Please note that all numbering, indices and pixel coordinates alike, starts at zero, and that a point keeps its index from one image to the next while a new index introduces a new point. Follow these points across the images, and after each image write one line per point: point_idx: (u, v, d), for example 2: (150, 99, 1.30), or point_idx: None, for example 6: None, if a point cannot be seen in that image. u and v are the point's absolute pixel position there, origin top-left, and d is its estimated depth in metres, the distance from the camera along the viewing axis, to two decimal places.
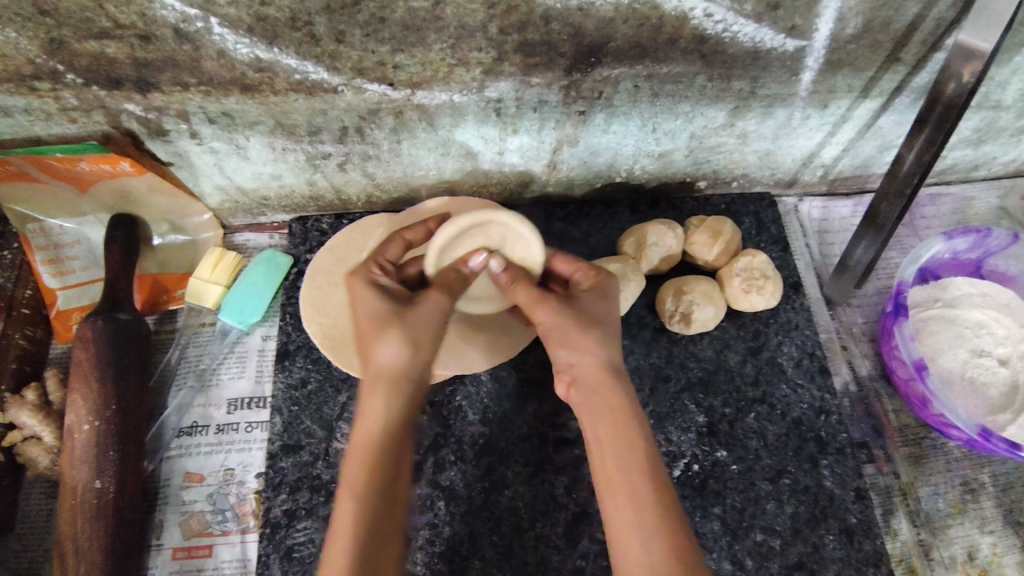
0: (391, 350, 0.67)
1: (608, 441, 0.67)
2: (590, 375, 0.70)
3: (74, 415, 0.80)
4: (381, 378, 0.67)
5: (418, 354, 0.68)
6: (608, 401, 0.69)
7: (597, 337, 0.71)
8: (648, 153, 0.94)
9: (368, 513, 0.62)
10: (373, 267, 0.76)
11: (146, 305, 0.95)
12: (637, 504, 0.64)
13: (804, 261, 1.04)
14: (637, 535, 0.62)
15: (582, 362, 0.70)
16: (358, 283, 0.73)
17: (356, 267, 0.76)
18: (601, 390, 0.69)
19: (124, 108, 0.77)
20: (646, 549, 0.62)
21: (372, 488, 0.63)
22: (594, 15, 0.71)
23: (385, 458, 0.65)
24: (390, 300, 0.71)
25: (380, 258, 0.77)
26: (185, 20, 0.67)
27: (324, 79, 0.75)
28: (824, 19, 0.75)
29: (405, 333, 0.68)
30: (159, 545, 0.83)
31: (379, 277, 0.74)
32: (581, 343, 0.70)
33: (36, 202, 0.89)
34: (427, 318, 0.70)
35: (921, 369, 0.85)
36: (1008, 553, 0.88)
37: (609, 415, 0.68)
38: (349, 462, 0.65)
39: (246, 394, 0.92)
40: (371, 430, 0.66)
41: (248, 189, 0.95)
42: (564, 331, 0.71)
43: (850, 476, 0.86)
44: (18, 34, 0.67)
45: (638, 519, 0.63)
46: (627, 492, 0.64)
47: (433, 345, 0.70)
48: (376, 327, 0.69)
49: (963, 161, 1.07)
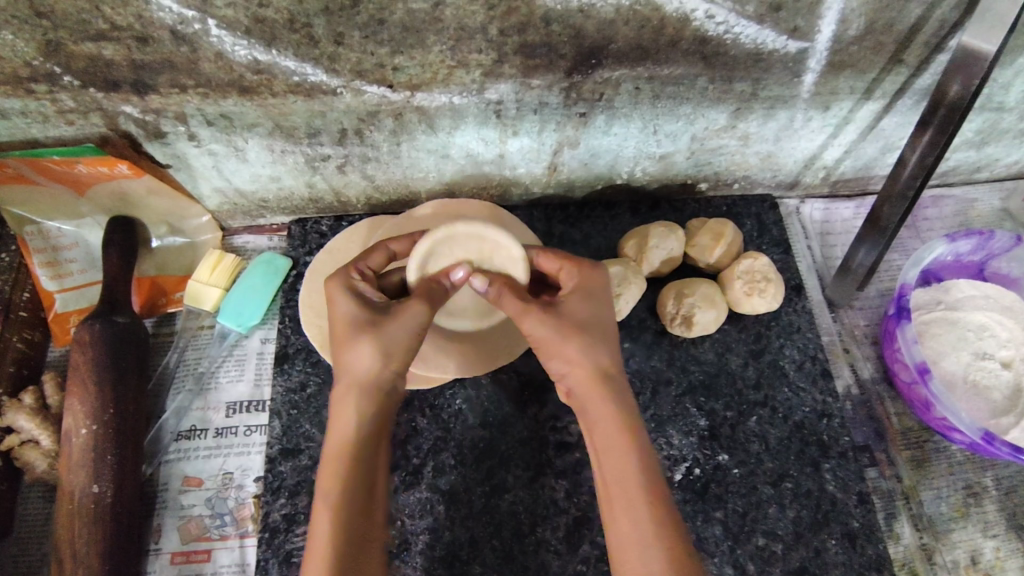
0: (363, 358, 0.68)
1: (604, 451, 0.68)
2: (581, 384, 0.70)
3: (72, 419, 0.80)
4: (352, 387, 0.68)
5: (388, 364, 0.69)
6: (599, 411, 0.69)
7: (581, 343, 0.70)
8: (649, 155, 0.94)
9: (342, 522, 0.64)
10: (353, 271, 0.74)
11: (145, 307, 0.94)
12: (635, 517, 0.64)
13: (806, 263, 1.03)
14: (636, 548, 0.63)
15: (570, 370, 0.70)
16: (337, 287, 0.72)
17: (335, 272, 0.74)
18: (591, 398, 0.69)
19: (122, 110, 0.77)
20: (647, 563, 0.62)
21: (345, 498, 0.65)
22: (594, 16, 0.70)
23: (357, 468, 0.67)
24: (366, 305, 0.70)
25: (361, 265, 0.76)
26: (182, 22, 0.66)
27: (323, 82, 0.75)
28: (826, 20, 0.74)
29: (378, 342, 0.68)
30: (157, 550, 0.82)
31: (358, 282, 0.73)
32: (564, 352, 0.70)
33: (35, 205, 0.89)
34: (401, 326, 0.69)
35: (924, 372, 0.85)
36: (1011, 557, 0.87)
37: (602, 425, 0.68)
38: (324, 472, 0.66)
39: (245, 397, 0.91)
40: (342, 442, 0.67)
41: (247, 191, 0.94)
42: (549, 342, 0.70)
43: (852, 480, 0.85)
44: (14, 37, 0.66)
45: (637, 531, 0.63)
46: (625, 505, 0.65)
47: (406, 354, 0.70)
48: (349, 334, 0.69)
49: (965, 163, 1.06)
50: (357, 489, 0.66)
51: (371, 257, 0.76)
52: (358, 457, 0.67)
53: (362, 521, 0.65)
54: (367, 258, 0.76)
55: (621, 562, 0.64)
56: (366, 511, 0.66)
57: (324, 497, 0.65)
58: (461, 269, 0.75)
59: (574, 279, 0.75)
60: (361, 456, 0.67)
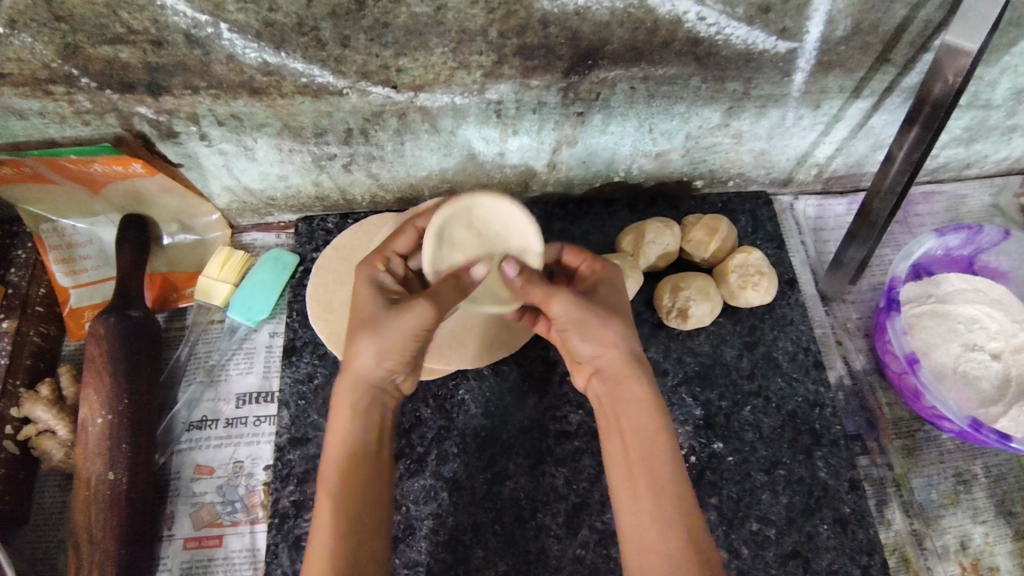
0: (364, 354, 0.70)
1: (631, 433, 0.71)
2: (616, 366, 0.73)
3: (88, 409, 0.83)
4: (350, 380, 0.71)
5: (388, 362, 0.71)
6: (628, 394, 0.72)
7: (619, 327, 0.73)
8: (646, 153, 0.96)
9: (344, 508, 0.67)
10: (380, 261, 0.78)
11: (157, 302, 0.97)
12: (657, 497, 0.67)
13: (800, 258, 1.06)
14: (656, 528, 0.66)
15: (604, 351, 0.73)
16: (361, 280, 0.76)
17: (365, 260, 0.79)
18: (624, 382, 0.73)
19: (137, 111, 0.80)
20: (666, 542, 0.65)
21: (345, 486, 0.69)
22: (591, 19, 0.73)
23: (357, 457, 0.70)
24: (384, 299, 0.73)
25: (389, 249, 0.80)
26: (196, 26, 0.69)
27: (329, 83, 0.78)
28: (814, 21, 0.77)
29: (378, 340, 0.70)
30: (170, 535, 0.85)
31: (380, 273, 0.77)
32: (599, 334, 0.72)
33: (49, 203, 0.92)
34: (403, 326, 0.70)
35: (914, 363, 0.87)
36: (1000, 542, 0.89)
37: (632, 407, 0.72)
38: (326, 461, 0.70)
39: (254, 389, 0.94)
40: (340, 438, 0.71)
41: (255, 189, 0.97)
42: (585, 322, 0.73)
43: (844, 467, 0.88)
44: (34, 40, 0.69)
45: (657, 509, 0.66)
46: (651, 488, 0.68)
47: (406, 354, 0.72)
48: (355, 329, 0.72)
49: (955, 160, 1.09)
50: (357, 481, 0.69)
51: (400, 239, 0.81)
52: (356, 443, 0.71)
53: (362, 507, 0.69)
54: (394, 241, 0.80)
55: (639, 545, 0.66)
56: (366, 496, 0.69)
57: (323, 487, 0.69)
58: (479, 266, 0.78)
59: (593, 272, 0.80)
60: (362, 441, 0.71)
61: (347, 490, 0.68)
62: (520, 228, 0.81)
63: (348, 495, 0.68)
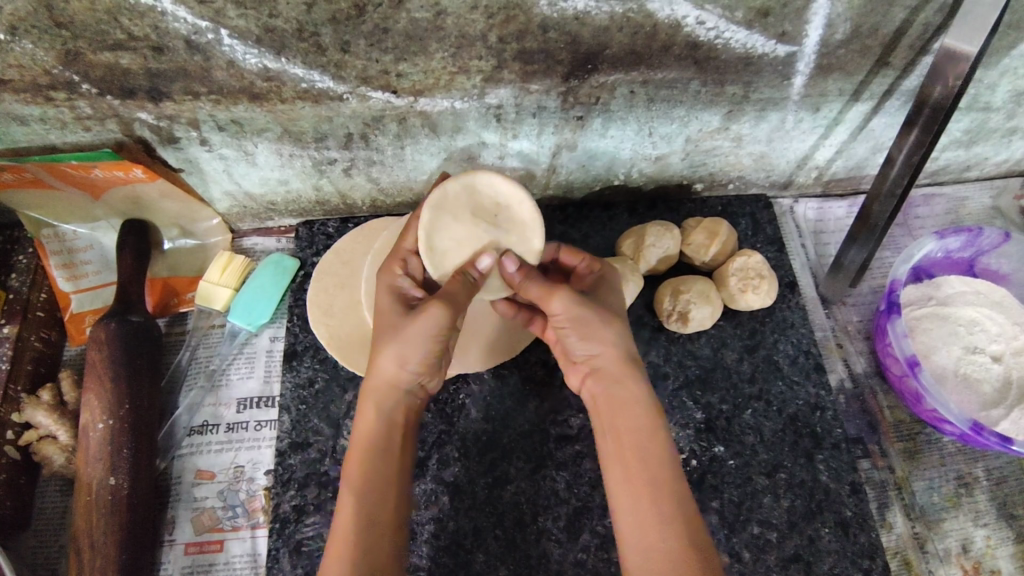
0: (386, 360, 0.73)
1: (626, 432, 0.71)
2: (613, 367, 0.74)
3: (89, 414, 0.83)
4: (374, 386, 0.73)
5: (407, 366, 0.73)
6: (624, 392, 0.73)
7: (619, 329, 0.75)
8: (645, 157, 0.97)
9: (365, 508, 0.68)
10: (400, 262, 0.80)
11: (157, 307, 0.97)
12: (656, 495, 0.67)
13: (800, 261, 1.06)
14: (656, 526, 0.66)
15: (603, 350, 0.75)
16: (384, 286, 0.78)
17: (385, 262, 0.80)
18: (621, 382, 0.74)
19: (137, 117, 0.80)
20: (664, 536, 0.65)
21: (366, 484, 0.69)
22: (590, 23, 0.73)
23: (378, 456, 0.71)
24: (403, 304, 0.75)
25: (405, 249, 0.81)
26: (196, 32, 0.69)
27: (329, 88, 0.78)
28: (813, 25, 0.77)
29: (399, 344, 0.72)
30: (171, 541, 0.85)
31: (400, 278, 0.78)
32: (601, 334, 0.74)
33: (50, 208, 0.92)
34: (425, 327, 0.71)
35: (915, 365, 0.87)
36: (1001, 545, 0.89)
37: (628, 407, 0.72)
38: (350, 462, 0.71)
39: (255, 394, 0.94)
40: (363, 440, 0.72)
41: (256, 194, 0.97)
42: (586, 323, 0.74)
43: (844, 470, 0.88)
44: (35, 46, 0.70)
45: (657, 507, 0.67)
46: (650, 487, 0.68)
47: (426, 356, 0.73)
48: (379, 335, 0.74)
49: (954, 162, 1.09)
50: (376, 479, 0.70)
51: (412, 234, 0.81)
52: (377, 443, 0.72)
53: (383, 509, 0.69)
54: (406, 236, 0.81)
55: (636, 541, 0.66)
56: (389, 496, 0.70)
57: (348, 484, 0.70)
58: (486, 257, 0.75)
59: (598, 274, 0.81)
60: (383, 442, 0.72)
61: (365, 492, 0.69)
62: (521, 228, 0.78)
63: (367, 496, 0.69)
